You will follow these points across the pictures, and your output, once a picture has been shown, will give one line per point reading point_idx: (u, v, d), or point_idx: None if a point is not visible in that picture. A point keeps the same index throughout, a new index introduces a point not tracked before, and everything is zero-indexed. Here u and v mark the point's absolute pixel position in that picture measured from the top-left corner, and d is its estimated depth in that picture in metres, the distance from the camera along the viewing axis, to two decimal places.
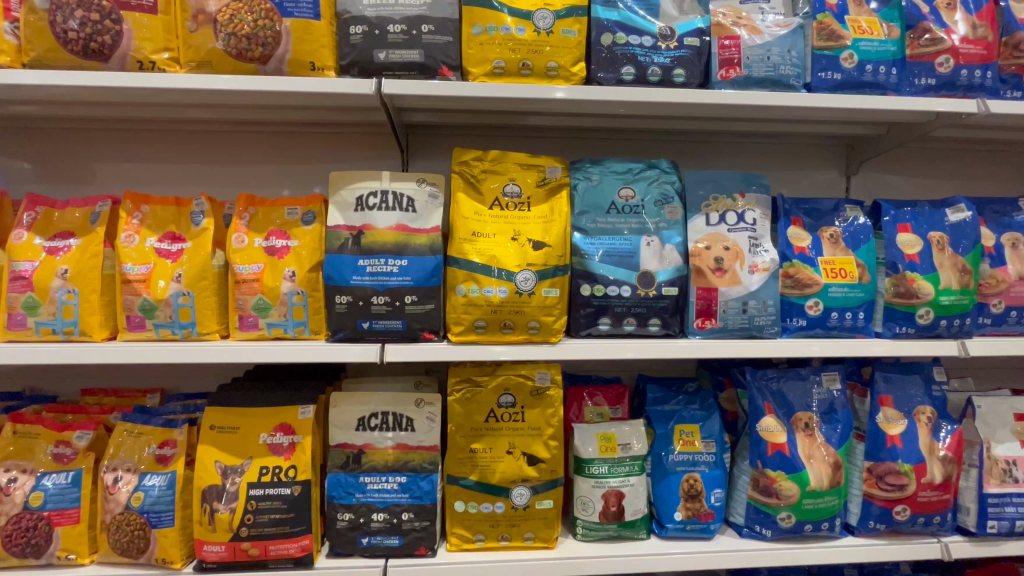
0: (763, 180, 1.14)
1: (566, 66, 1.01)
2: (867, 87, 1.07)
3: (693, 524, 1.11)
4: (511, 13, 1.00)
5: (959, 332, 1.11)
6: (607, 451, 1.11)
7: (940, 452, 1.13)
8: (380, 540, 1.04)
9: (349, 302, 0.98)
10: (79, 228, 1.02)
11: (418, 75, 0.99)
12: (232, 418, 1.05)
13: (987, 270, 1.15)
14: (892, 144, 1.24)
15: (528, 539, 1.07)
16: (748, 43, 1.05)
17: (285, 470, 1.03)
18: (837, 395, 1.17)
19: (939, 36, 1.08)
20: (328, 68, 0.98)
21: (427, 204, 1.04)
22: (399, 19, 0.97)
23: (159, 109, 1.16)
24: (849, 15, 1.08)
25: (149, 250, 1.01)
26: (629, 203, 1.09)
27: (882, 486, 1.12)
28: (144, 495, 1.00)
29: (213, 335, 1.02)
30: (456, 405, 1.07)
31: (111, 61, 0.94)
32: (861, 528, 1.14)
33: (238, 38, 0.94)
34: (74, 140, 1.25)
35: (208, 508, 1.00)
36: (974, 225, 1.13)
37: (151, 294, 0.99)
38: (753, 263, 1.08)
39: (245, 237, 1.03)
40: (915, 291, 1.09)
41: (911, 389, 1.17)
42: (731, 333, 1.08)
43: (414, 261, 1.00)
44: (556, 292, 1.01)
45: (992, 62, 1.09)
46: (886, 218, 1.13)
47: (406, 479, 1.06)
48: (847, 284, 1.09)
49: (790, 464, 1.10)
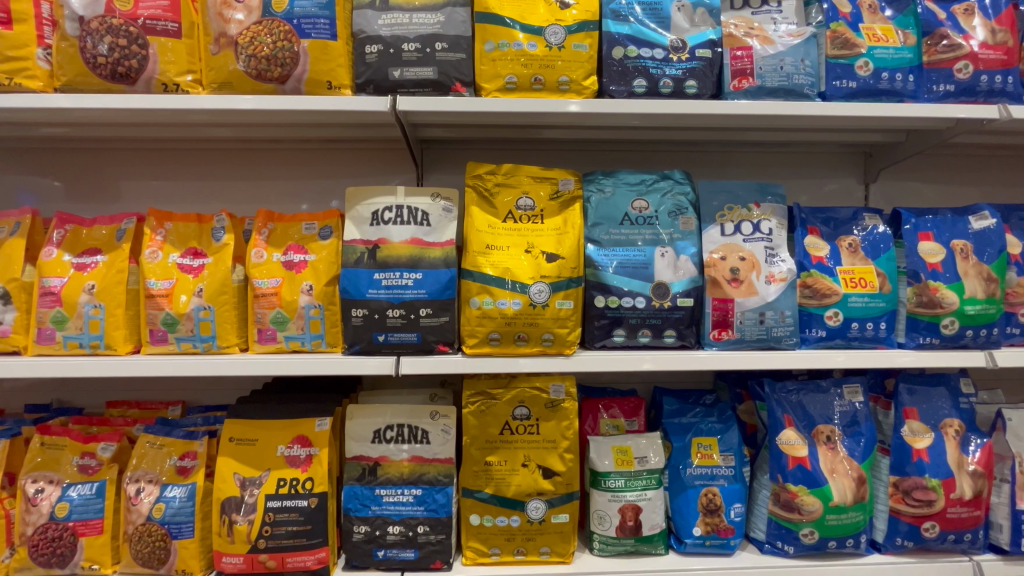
0: (777, 190, 1.13)
1: (578, 80, 1.02)
2: (884, 94, 1.06)
3: (712, 540, 1.10)
4: (522, 29, 1.01)
5: (985, 342, 1.08)
6: (624, 464, 1.10)
7: (969, 467, 1.10)
8: (396, 553, 1.04)
9: (364, 315, 1.00)
10: (106, 245, 1.05)
11: (432, 91, 1.01)
12: (250, 430, 1.06)
13: (1014, 279, 1.12)
14: (912, 151, 1.22)
15: (544, 553, 1.06)
16: (761, 54, 1.05)
17: (303, 482, 1.03)
18: (860, 407, 1.14)
19: (958, 42, 1.06)
20: (344, 86, 1.00)
21: (441, 218, 1.05)
22: (413, 38, 0.99)
23: (183, 129, 1.20)
24: (863, 23, 1.08)
25: (171, 265, 1.04)
26: (643, 214, 1.08)
27: (908, 501, 1.09)
28: (166, 506, 1.02)
29: (233, 349, 1.04)
30: (471, 417, 1.07)
31: (137, 84, 0.97)
32: (888, 545, 1.11)
33: (257, 59, 0.97)
34: (102, 160, 1.30)
35: (227, 520, 1.01)
36: (999, 233, 1.10)
37: (174, 308, 1.01)
38: (770, 273, 1.07)
39: (264, 252, 1.05)
40: (939, 300, 1.06)
41: (938, 401, 1.14)
42: (749, 344, 1.07)
43: (429, 274, 1.01)
44: (570, 304, 1.01)
45: (1013, 67, 1.07)
46: (907, 227, 1.11)
47: (421, 491, 1.06)
48: (867, 293, 1.07)
49: (813, 479, 1.08)
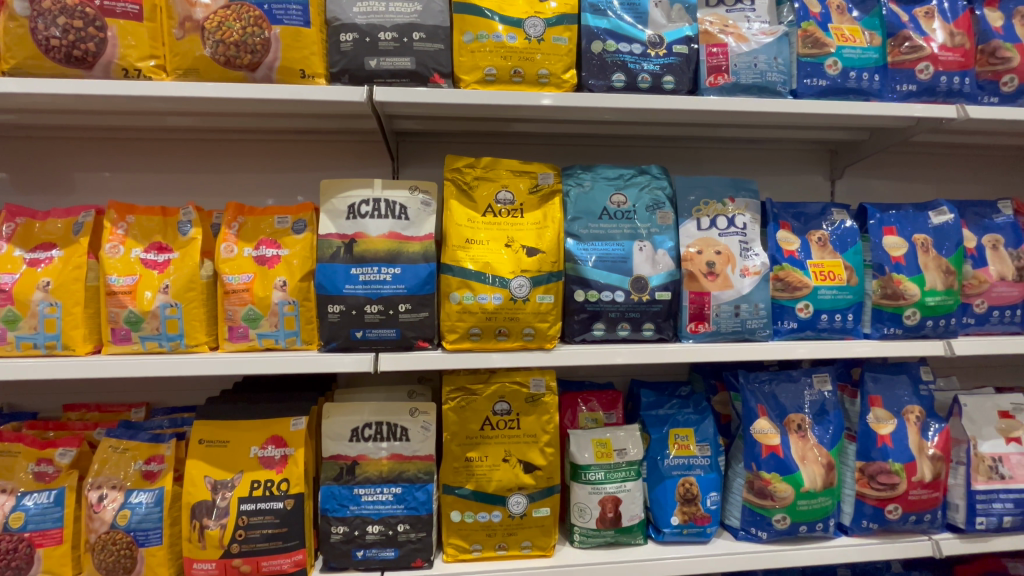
0: (751, 185, 1.15)
1: (557, 73, 1.02)
2: (851, 93, 1.10)
3: (689, 529, 1.12)
4: (501, 21, 1.00)
5: (944, 332, 1.13)
6: (604, 456, 1.11)
7: (929, 450, 1.15)
8: (375, 553, 1.02)
9: (341, 311, 0.97)
10: (61, 240, 0.99)
11: (409, 82, 0.98)
12: (221, 432, 1.03)
13: (970, 271, 1.17)
14: (875, 149, 1.26)
15: (525, 548, 1.06)
16: (736, 51, 1.06)
17: (278, 484, 1.00)
18: (828, 396, 1.18)
19: (920, 44, 1.11)
20: (318, 76, 0.97)
21: (420, 211, 1.03)
22: (390, 27, 0.97)
23: (144, 118, 1.14)
24: (832, 23, 1.11)
25: (134, 261, 0.99)
26: (621, 209, 1.09)
27: (874, 485, 1.13)
28: (131, 513, 0.98)
29: (202, 347, 1.00)
30: (451, 413, 1.06)
31: (94, 69, 0.92)
32: (855, 527, 1.15)
33: (226, 45, 0.93)
34: (54, 150, 1.22)
35: (198, 525, 0.97)
36: (957, 227, 1.15)
37: (137, 305, 0.96)
38: (745, 267, 1.10)
39: (234, 247, 1.01)
40: (901, 292, 1.11)
41: (900, 388, 1.19)
42: (724, 336, 1.09)
43: (407, 269, 0.99)
44: (550, 298, 1.01)
45: (970, 69, 1.12)
46: (872, 221, 1.15)
47: (401, 490, 1.04)
48: (835, 286, 1.11)
49: (785, 467, 1.11)
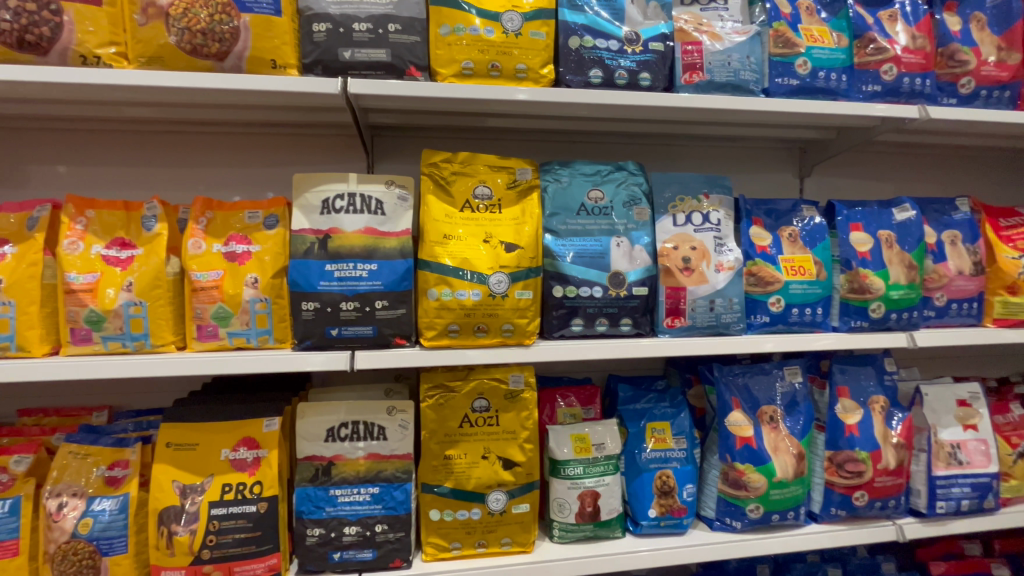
0: (725, 182, 1.17)
1: (534, 68, 1.01)
2: (820, 93, 1.13)
3: (667, 520, 1.13)
4: (479, 15, 0.99)
5: (907, 325, 1.18)
6: (583, 451, 1.11)
7: (893, 439, 1.20)
8: (353, 554, 1.00)
9: (316, 308, 0.95)
10: (15, 235, 0.94)
11: (385, 75, 0.97)
12: (190, 434, 0.99)
13: (931, 266, 1.22)
14: (842, 148, 1.30)
15: (505, 544, 1.06)
16: (710, 49, 1.08)
17: (250, 486, 0.97)
18: (799, 387, 1.21)
19: (884, 46, 1.14)
20: (289, 66, 0.94)
21: (396, 207, 1.01)
22: (365, 18, 0.95)
23: (104, 108, 1.09)
24: (802, 24, 1.13)
25: (95, 258, 0.94)
26: (599, 205, 1.10)
27: (842, 474, 1.17)
28: (94, 521, 0.93)
29: (169, 347, 0.96)
30: (430, 411, 1.05)
31: (50, 55, 0.87)
32: (824, 515, 1.19)
33: (192, 33, 0.89)
34: (4, 141, 1.16)
35: (166, 532, 0.94)
36: (918, 224, 1.20)
37: (99, 304, 0.92)
38: (719, 262, 1.11)
39: (202, 243, 0.98)
40: (868, 286, 1.15)
41: (865, 379, 1.23)
42: (699, 331, 1.11)
43: (384, 265, 0.97)
44: (529, 294, 1.01)
45: (930, 71, 1.17)
46: (840, 218, 1.18)
47: (378, 490, 1.02)
48: (805, 280, 1.14)
49: (758, 457, 1.14)
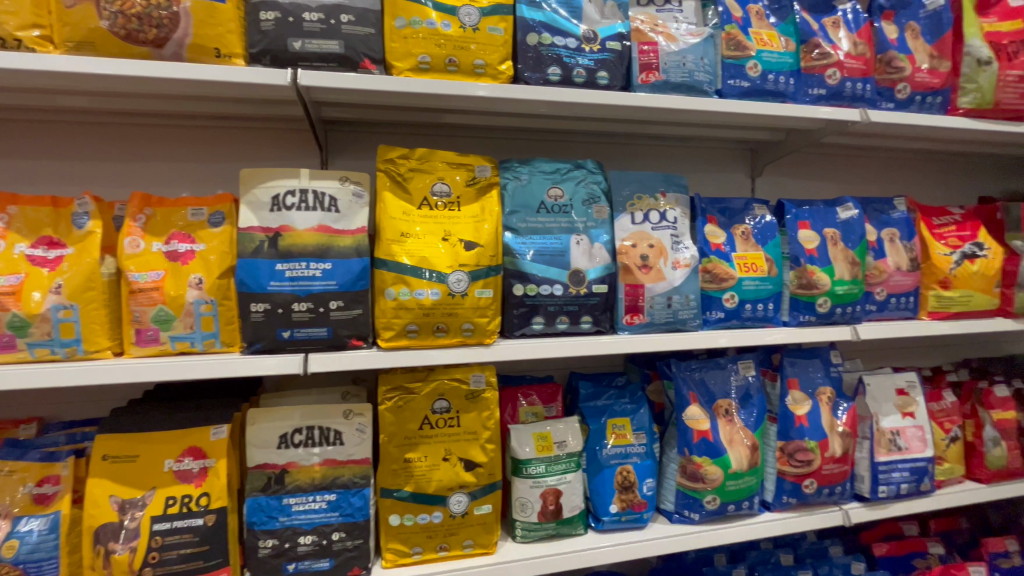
0: (681, 181, 1.20)
1: (492, 64, 1.00)
2: (770, 95, 1.16)
3: (627, 515, 1.14)
4: (435, 8, 0.97)
5: (851, 318, 1.23)
6: (545, 450, 1.11)
7: (839, 428, 1.25)
8: (308, 565, 0.96)
9: (266, 310, 0.91)
10: None
11: (337, 67, 0.93)
12: (129, 446, 0.93)
13: (872, 262, 1.28)
14: (790, 149, 1.35)
15: (467, 547, 1.05)
16: (665, 50, 1.10)
17: (197, 499, 0.92)
18: (752, 381, 1.25)
19: (828, 51, 1.19)
20: (235, 56, 0.90)
21: (351, 204, 0.98)
22: (316, 7, 0.91)
23: (28, 96, 1.01)
24: (752, 28, 1.17)
25: (17, 258, 0.87)
26: (558, 203, 1.09)
27: (793, 463, 1.21)
28: (19, 544, 0.86)
29: (104, 353, 0.90)
30: (388, 414, 1.02)
31: None
32: (776, 503, 1.23)
33: (127, 17, 0.84)
34: None
35: (102, 551, 0.88)
36: (860, 222, 1.25)
37: (23, 308, 0.85)
38: (676, 259, 1.13)
39: (141, 241, 0.92)
40: (815, 282, 1.19)
41: (813, 371, 1.28)
42: (658, 327, 1.12)
43: (339, 263, 0.94)
44: (489, 293, 1.00)
45: (870, 76, 1.22)
46: (789, 216, 1.23)
47: (335, 496, 0.99)
48: (757, 277, 1.18)
49: (714, 450, 1.16)
